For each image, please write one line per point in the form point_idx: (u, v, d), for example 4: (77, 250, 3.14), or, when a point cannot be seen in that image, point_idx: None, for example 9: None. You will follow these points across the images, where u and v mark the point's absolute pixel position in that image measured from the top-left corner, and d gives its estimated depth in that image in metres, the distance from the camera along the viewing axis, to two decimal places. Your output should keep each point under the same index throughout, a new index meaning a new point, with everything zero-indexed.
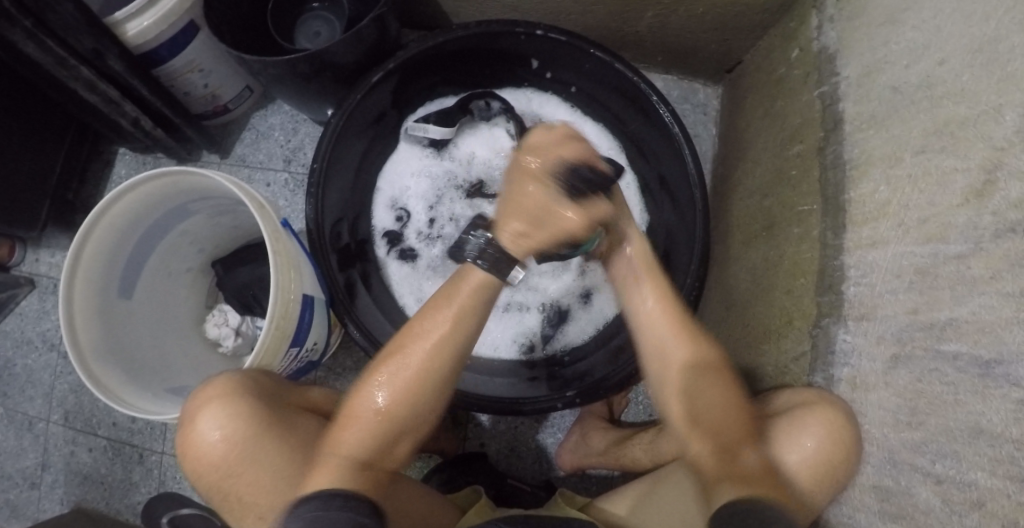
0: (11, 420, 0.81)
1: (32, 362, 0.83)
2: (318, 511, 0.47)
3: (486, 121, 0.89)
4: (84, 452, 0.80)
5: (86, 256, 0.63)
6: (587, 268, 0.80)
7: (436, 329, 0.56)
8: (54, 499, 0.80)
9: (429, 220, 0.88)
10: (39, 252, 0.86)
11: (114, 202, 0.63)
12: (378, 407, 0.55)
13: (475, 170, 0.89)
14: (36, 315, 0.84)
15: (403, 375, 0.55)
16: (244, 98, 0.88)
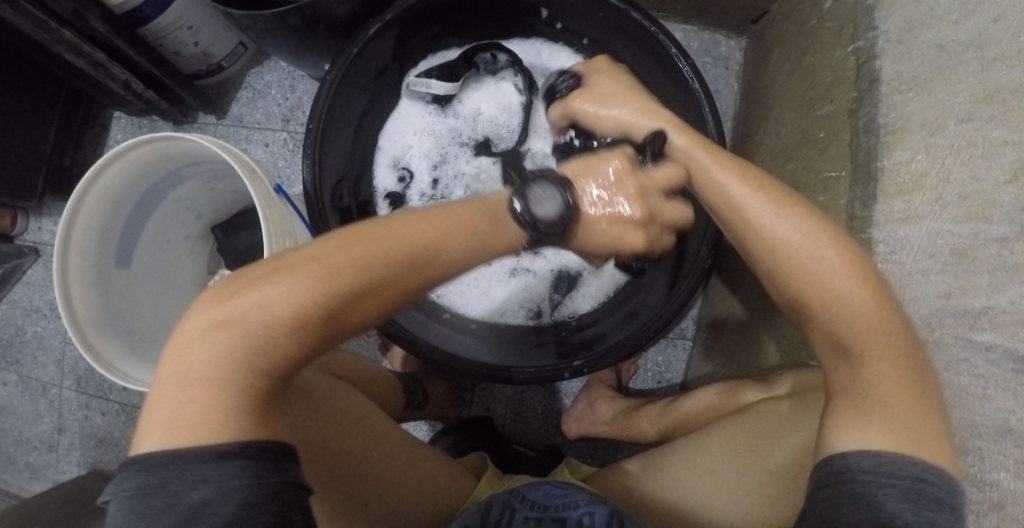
0: (25, 387, 0.82)
1: (42, 329, 0.83)
2: (224, 481, 0.35)
3: (492, 74, 0.84)
4: (98, 416, 0.81)
5: (79, 227, 0.61)
6: None
7: (410, 232, 0.42)
8: (72, 462, 0.81)
9: (432, 182, 0.84)
10: (42, 220, 0.85)
11: (103, 172, 0.60)
12: (298, 307, 0.38)
13: (481, 128, 0.84)
14: (43, 284, 0.84)
15: (365, 294, 0.40)
16: (238, 55, 0.84)
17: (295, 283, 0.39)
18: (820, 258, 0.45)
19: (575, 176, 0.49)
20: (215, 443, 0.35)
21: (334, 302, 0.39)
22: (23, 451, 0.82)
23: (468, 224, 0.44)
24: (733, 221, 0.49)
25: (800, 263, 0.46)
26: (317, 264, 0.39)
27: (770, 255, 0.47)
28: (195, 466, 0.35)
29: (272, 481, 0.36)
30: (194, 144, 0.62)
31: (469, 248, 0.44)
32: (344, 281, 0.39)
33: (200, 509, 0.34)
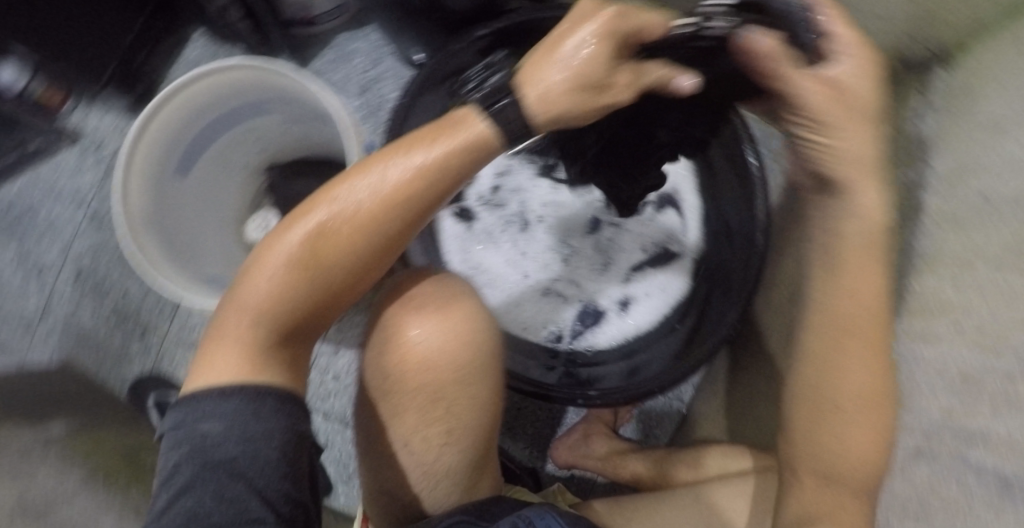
0: (21, 263, 0.80)
1: (58, 212, 0.81)
2: (232, 416, 0.41)
3: None
4: (87, 313, 0.79)
5: (160, 121, 0.62)
6: (634, 278, 0.76)
7: (371, 175, 0.43)
8: (44, 349, 0.78)
9: (492, 189, 0.75)
10: (92, 109, 0.83)
11: (194, 82, 0.62)
12: (286, 255, 0.44)
13: None
14: (72, 169, 0.82)
15: (326, 231, 0.43)
16: (336, 15, 0.87)
17: (280, 244, 0.44)
18: (852, 374, 0.47)
19: (552, 64, 0.42)
20: (222, 385, 0.42)
21: (299, 250, 0.44)
22: None
23: (435, 141, 0.43)
24: (837, 323, 0.47)
25: (856, 375, 0.47)
26: (293, 224, 0.44)
27: (829, 368, 0.48)
28: (213, 401, 0.41)
29: (275, 418, 0.41)
30: (289, 81, 0.64)
31: (435, 161, 0.42)
32: (304, 224, 0.44)
33: (208, 436, 0.40)
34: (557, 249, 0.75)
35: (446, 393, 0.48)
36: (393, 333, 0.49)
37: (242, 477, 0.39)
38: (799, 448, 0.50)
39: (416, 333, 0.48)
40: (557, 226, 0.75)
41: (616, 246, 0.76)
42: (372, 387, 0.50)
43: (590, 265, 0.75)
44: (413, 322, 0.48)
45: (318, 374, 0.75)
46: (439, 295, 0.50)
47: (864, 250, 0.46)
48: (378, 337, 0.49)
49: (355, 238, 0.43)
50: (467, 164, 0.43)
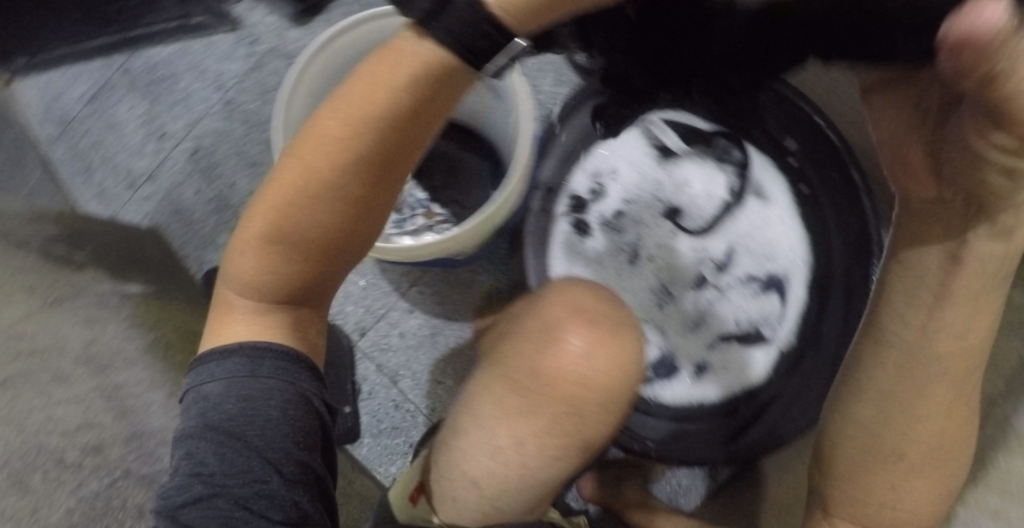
0: (146, 123, 0.81)
1: (194, 88, 0.81)
2: (233, 376, 0.46)
3: (718, 160, 0.74)
4: (190, 191, 0.80)
5: (337, 44, 0.62)
6: (716, 348, 0.75)
7: (322, 138, 0.42)
8: (138, 212, 0.81)
9: (616, 213, 0.75)
10: (259, 4, 0.81)
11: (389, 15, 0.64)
12: (258, 234, 0.46)
13: (679, 197, 0.75)
14: (222, 54, 0.81)
15: (288, 202, 0.44)
16: None
17: (253, 224, 0.46)
18: (923, 424, 0.50)
19: None
20: (224, 347, 0.47)
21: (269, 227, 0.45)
22: (103, 171, 0.81)
23: (370, 85, 0.40)
24: (911, 363, 0.48)
25: (932, 421, 0.50)
26: (261, 202, 0.46)
27: (901, 416, 0.50)
28: (215, 366, 0.46)
29: (267, 380, 0.46)
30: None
31: (377, 109, 0.40)
32: (270, 204, 0.45)
33: (207, 398, 0.45)
34: (657, 294, 0.75)
35: (580, 412, 0.49)
36: (550, 339, 0.49)
37: (245, 432, 0.44)
38: (855, 491, 0.53)
39: (575, 345, 0.49)
40: (664, 272, 0.75)
41: (712, 311, 0.75)
42: (498, 381, 0.51)
43: (682, 321, 0.75)
44: (574, 333, 0.49)
45: (384, 326, 0.76)
46: (609, 323, 0.50)
47: (975, 294, 0.45)
48: (533, 334, 0.50)
49: (319, 202, 0.43)
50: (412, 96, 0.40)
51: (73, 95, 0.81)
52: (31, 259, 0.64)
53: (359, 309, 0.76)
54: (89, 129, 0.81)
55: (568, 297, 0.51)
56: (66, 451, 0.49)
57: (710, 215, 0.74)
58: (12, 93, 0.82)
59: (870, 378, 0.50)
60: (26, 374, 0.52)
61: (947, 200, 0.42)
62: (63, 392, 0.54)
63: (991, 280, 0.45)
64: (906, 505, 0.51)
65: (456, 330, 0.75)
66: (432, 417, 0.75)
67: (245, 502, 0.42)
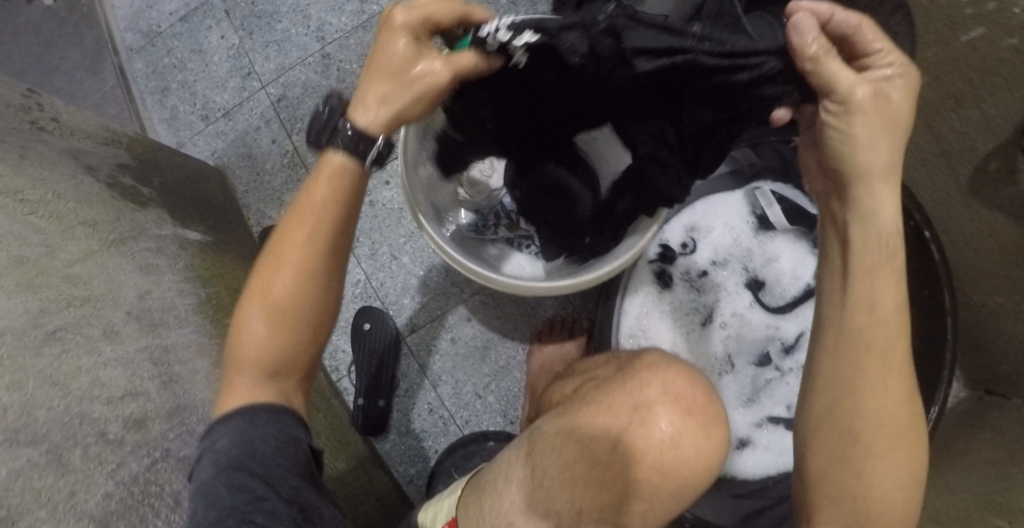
0: (234, 59, 0.82)
1: (293, 32, 0.82)
2: (241, 431, 0.46)
3: (812, 244, 0.77)
4: (266, 140, 0.81)
5: None
6: (762, 426, 0.77)
7: (295, 234, 0.47)
8: (207, 147, 0.81)
9: (701, 272, 0.79)
10: None
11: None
12: (259, 323, 0.48)
13: (763, 271, 0.78)
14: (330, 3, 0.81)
15: (269, 294, 0.48)
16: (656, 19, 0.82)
17: (254, 321, 0.49)
18: (877, 403, 0.47)
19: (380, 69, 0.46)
20: (227, 421, 0.47)
21: (263, 322, 0.48)
22: (179, 96, 0.83)
23: (317, 187, 0.48)
24: (846, 343, 0.46)
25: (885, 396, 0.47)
26: (253, 303, 0.49)
27: (852, 396, 0.47)
28: (217, 434, 0.47)
29: (270, 424, 0.47)
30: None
31: (328, 203, 0.47)
32: (255, 304, 0.48)
33: (210, 449, 0.46)
34: (720, 361, 0.78)
35: (646, 496, 0.50)
36: (638, 420, 0.51)
37: (256, 462, 0.45)
38: (829, 476, 0.49)
39: (663, 429, 0.50)
40: (733, 342, 0.78)
41: (767, 389, 0.77)
42: (567, 448, 0.51)
43: (737, 391, 0.77)
44: (657, 419, 0.50)
45: (436, 328, 0.78)
46: (701, 416, 0.51)
47: (877, 265, 0.45)
48: (620, 411, 0.51)
49: (296, 285, 0.48)
50: (352, 193, 0.48)
51: (166, 8, 0.84)
52: (95, 189, 0.59)
53: (415, 303, 0.78)
54: (173, 48, 0.84)
55: (664, 381, 0.52)
56: (109, 423, 0.47)
57: (793, 295, 0.77)
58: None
59: (814, 362, 0.49)
60: (77, 328, 0.49)
61: (829, 181, 0.47)
62: (113, 352, 0.51)
63: (887, 260, 0.45)
64: (883, 497, 0.47)
65: (509, 348, 0.77)
66: (463, 427, 0.77)
67: (248, 515, 0.44)
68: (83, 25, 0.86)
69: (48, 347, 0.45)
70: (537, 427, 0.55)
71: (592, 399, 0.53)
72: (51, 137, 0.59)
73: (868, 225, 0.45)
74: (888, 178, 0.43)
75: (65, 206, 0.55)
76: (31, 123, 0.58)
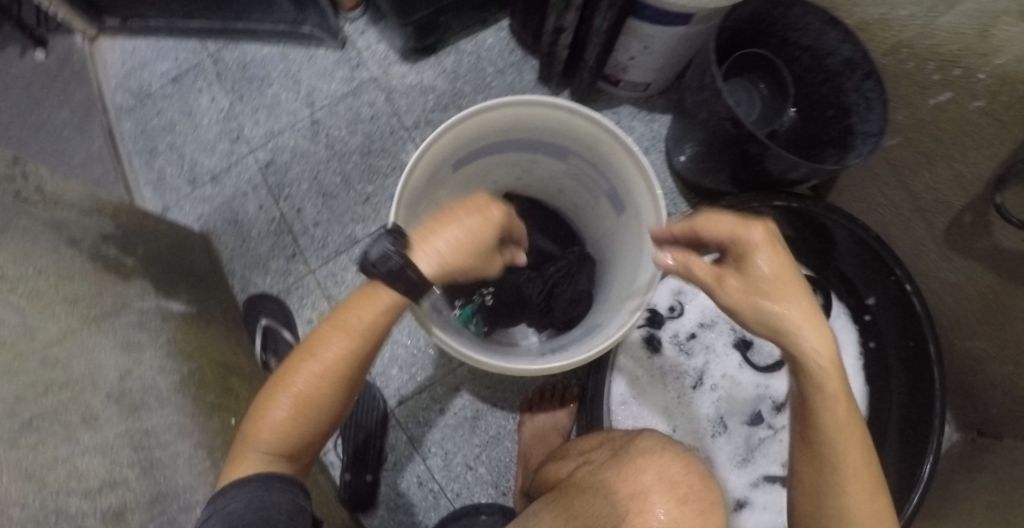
0: (224, 124, 0.83)
1: (284, 99, 0.84)
2: (247, 503, 0.46)
3: None
4: (252, 205, 0.80)
5: (475, 121, 0.62)
6: (759, 487, 0.77)
7: (333, 343, 0.50)
8: (193, 212, 0.80)
9: (690, 334, 0.81)
10: (369, 30, 0.87)
11: (543, 105, 0.63)
12: (283, 414, 0.51)
13: (752, 331, 0.81)
14: (321, 70, 0.85)
15: (293, 387, 0.51)
16: (637, 89, 0.87)
17: (278, 408, 0.51)
18: (853, 505, 0.48)
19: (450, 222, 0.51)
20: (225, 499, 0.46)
21: (285, 411, 0.51)
22: (166, 158, 0.83)
23: (361, 309, 0.50)
24: (817, 453, 0.48)
25: (856, 516, 0.48)
26: (282, 393, 0.51)
27: (827, 497, 0.48)
28: (217, 500, 0.46)
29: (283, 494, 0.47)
30: (617, 151, 0.63)
31: (369, 325, 0.50)
32: (283, 393, 0.51)
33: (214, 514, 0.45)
34: (713, 423, 0.79)
35: None
36: (634, 507, 0.49)
37: (270, 526, 0.45)
38: None
39: (661, 518, 0.48)
40: (725, 403, 0.79)
41: (762, 448, 0.78)
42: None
43: (731, 451, 0.78)
44: (655, 503, 0.48)
45: (425, 397, 0.77)
46: (697, 502, 0.50)
47: (830, 394, 0.46)
48: (618, 501, 0.49)
49: (324, 386, 0.51)
50: (388, 319, 0.51)
51: (157, 70, 0.85)
52: (76, 263, 0.57)
53: (403, 374, 0.77)
54: (163, 110, 0.84)
55: (659, 467, 0.51)
56: (86, 518, 0.44)
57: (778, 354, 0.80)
58: (96, 48, 0.87)
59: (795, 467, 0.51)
60: (55, 412, 0.46)
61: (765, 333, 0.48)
62: (91, 438, 0.48)
63: (837, 390, 0.46)
64: None
65: (499, 418, 0.77)
66: (455, 500, 0.75)
67: None
68: (71, 84, 0.84)
69: (23, 437, 0.42)
70: (536, 513, 0.53)
71: (591, 484, 0.52)
72: (34, 210, 0.57)
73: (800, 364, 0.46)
74: (797, 329, 0.45)
75: (43, 283, 0.51)
76: (14, 195, 0.55)
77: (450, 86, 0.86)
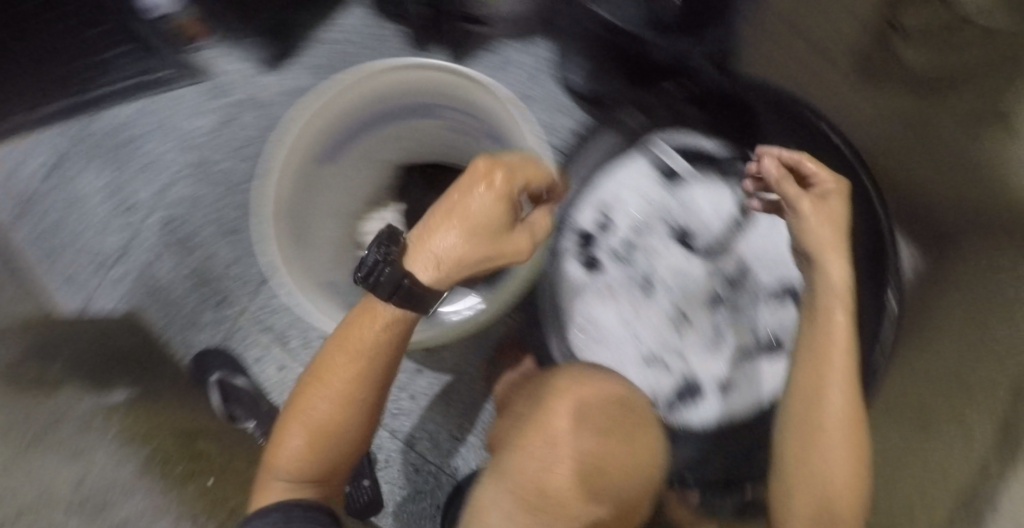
0: (110, 197, 0.80)
1: (158, 151, 0.81)
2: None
3: (726, 179, 0.81)
4: (164, 267, 0.79)
5: (321, 114, 0.60)
6: (737, 366, 0.79)
7: (340, 369, 0.52)
8: (112, 296, 0.78)
9: (626, 244, 0.81)
10: (222, 49, 0.82)
11: (391, 72, 0.61)
12: (302, 436, 0.53)
13: (688, 220, 0.81)
14: (188, 109, 0.81)
15: (308, 413, 0.53)
16: (508, 19, 0.82)
17: (296, 432, 0.54)
18: (834, 398, 0.55)
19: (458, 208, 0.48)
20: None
21: (304, 435, 0.53)
22: (68, 255, 0.78)
23: (364, 331, 0.52)
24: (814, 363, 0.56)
25: (834, 409, 0.55)
26: (298, 418, 0.53)
27: (818, 397, 0.56)
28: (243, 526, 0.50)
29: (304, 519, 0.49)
30: (480, 89, 0.61)
31: (370, 346, 0.51)
32: (299, 416, 0.54)
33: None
34: (675, 321, 0.80)
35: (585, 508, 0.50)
36: (552, 446, 0.52)
37: None
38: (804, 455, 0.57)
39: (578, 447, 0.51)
40: (680, 298, 0.80)
41: (727, 329, 0.80)
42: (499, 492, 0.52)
43: (699, 342, 0.80)
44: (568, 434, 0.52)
45: (395, 390, 0.79)
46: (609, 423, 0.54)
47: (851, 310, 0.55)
48: (538, 450, 0.52)
49: (337, 411, 0.53)
50: (393, 338, 0.52)
51: (31, 167, 0.79)
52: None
53: None
54: (51, 206, 0.79)
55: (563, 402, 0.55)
56: None
57: (717, 236, 0.80)
58: None
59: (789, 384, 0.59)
60: None
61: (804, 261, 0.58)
62: None
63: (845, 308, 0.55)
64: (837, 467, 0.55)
65: (468, 383, 0.79)
66: (456, 474, 0.78)
67: None
68: None
69: None
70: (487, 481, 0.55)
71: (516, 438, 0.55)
72: None
73: (824, 280, 0.55)
74: (833, 248, 0.54)
75: None
76: None
77: (319, 81, 0.83)
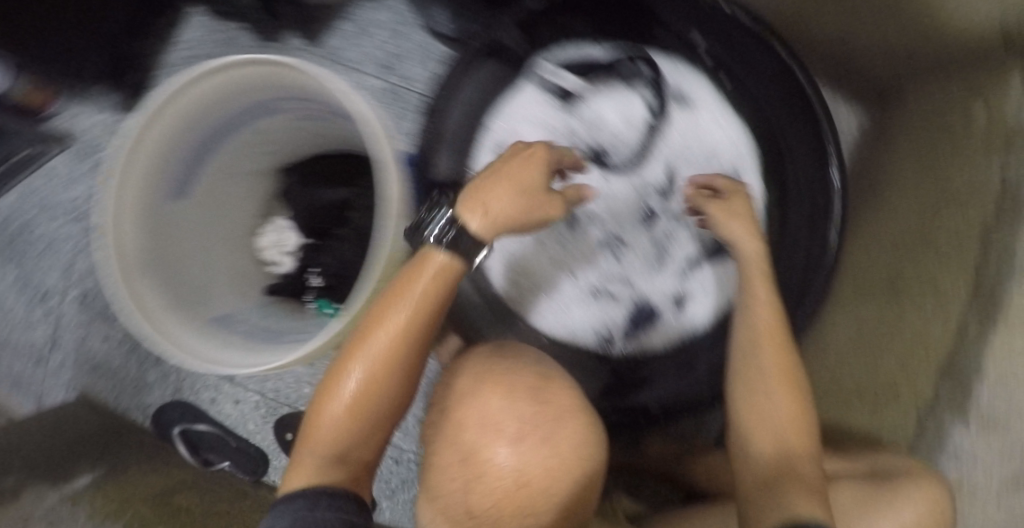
0: (23, 289, 0.80)
1: (53, 230, 0.80)
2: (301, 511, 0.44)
3: (627, 83, 0.73)
4: (98, 340, 0.80)
5: (143, 149, 0.54)
6: (688, 275, 0.74)
7: (382, 329, 0.48)
8: (60, 384, 0.80)
9: None
10: (78, 108, 0.79)
11: (196, 81, 0.54)
12: (342, 405, 0.49)
13: (598, 135, 0.73)
14: (64, 179, 0.80)
15: (346, 385, 0.49)
16: None
17: (335, 401, 0.49)
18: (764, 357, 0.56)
19: (510, 173, 0.50)
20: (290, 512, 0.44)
21: (345, 405, 0.49)
22: (6, 357, 0.81)
23: (412, 284, 0.48)
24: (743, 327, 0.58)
25: (765, 366, 0.55)
26: (337, 384, 0.49)
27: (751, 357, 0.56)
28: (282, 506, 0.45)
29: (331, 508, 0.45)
30: (293, 75, 0.54)
31: (426, 299, 0.48)
32: (339, 383, 0.49)
33: None
34: (609, 245, 0.74)
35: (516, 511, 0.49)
36: (474, 457, 0.51)
37: None
38: (744, 404, 0.55)
39: (499, 455, 0.50)
40: (610, 222, 0.74)
41: (671, 243, 0.74)
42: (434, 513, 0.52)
43: (642, 263, 0.74)
44: (489, 444, 0.50)
45: None
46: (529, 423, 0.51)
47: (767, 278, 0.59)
48: (456, 472, 0.51)
49: (379, 375, 0.49)
50: (444, 297, 0.49)
51: None
52: None
53: None
54: None
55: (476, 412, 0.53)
56: None
57: (633, 146, 0.73)
58: None
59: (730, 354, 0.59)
60: None
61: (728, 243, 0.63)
62: None
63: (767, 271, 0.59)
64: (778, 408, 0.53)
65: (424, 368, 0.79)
66: None
67: None
68: None
69: None
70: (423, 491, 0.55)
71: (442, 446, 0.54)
72: None
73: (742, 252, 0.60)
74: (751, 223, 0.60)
75: None
76: None
77: None
